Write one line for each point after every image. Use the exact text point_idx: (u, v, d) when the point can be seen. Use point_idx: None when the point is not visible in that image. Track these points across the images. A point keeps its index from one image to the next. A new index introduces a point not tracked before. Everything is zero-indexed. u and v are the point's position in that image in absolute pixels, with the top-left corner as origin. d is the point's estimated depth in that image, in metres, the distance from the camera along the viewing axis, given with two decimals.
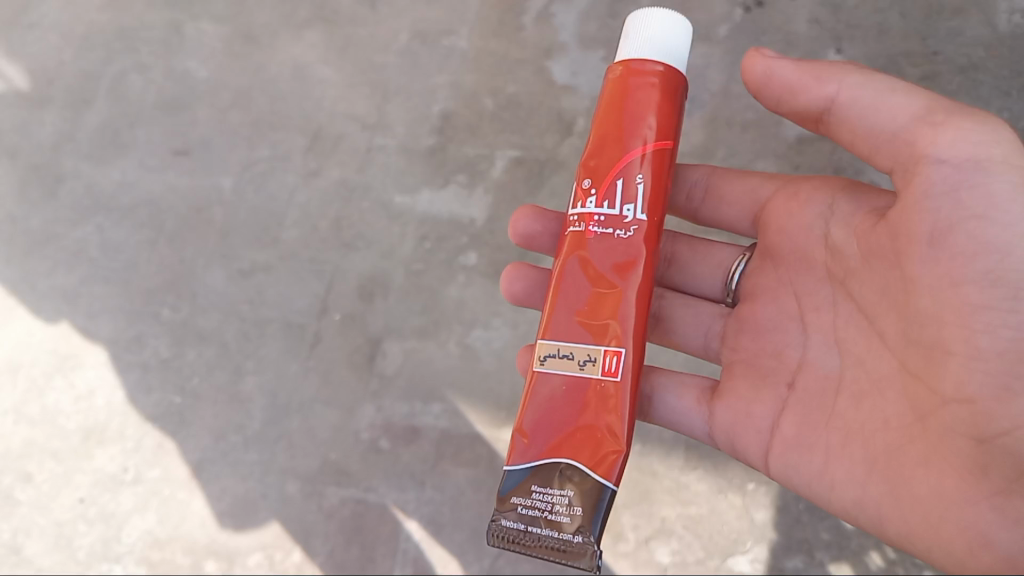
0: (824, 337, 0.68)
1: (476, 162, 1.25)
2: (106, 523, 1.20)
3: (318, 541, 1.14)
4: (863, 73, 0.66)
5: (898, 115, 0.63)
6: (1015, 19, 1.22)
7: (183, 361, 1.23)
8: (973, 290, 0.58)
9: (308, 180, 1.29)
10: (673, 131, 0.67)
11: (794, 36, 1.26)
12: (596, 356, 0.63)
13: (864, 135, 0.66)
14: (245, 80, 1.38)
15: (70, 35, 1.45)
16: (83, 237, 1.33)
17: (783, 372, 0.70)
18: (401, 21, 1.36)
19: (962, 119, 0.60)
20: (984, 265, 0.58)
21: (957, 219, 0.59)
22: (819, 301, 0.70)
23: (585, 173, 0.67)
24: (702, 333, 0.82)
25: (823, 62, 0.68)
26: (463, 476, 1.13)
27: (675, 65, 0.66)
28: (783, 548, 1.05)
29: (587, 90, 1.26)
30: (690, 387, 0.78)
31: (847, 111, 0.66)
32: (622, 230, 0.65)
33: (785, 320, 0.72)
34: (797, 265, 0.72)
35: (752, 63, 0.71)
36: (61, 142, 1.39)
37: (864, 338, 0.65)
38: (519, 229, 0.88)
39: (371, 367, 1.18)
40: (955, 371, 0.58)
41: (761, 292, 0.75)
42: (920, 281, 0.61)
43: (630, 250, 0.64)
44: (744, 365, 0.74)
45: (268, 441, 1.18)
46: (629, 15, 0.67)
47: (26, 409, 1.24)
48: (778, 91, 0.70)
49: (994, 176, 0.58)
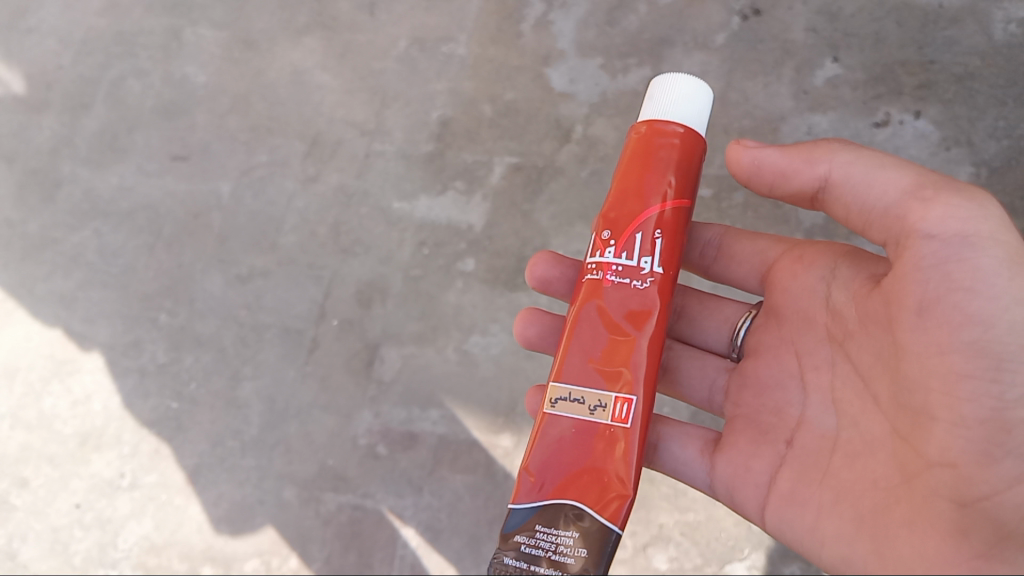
0: (822, 397, 0.68)
1: (474, 168, 1.25)
2: (102, 529, 1.19)
3: (315, 547, 1.13)
4: (852, 150, 0.66)
5: (889, 189, 0.63)
6: (1011, 28, 1.23)
7: (180, 366, 1.23)
8: (958, 359, 0.60)
9: (307, 186, 1.29)
10: (690, 190, 0.68)
11: (791, 44, 1.27)
12: (607, 402, 0.63)
13: (858, 210, 0.66)
14: (244, 85, 1.38)
15: (68, 40, 1.46)
16: (81, 241, 1.33)
17: (783, 429, 0.69)
18: (400, 28, 1.36)
19: (951, 195, 0.60)
20: (970, 335, 0.59)
21: (944, 291, 0.59)
22: (819, 361, 0.69)
23: (604, 224, 0.67)
24: (707, 387, 0.81)
25: (812, 143, 0.69)
26: (461, 482, 1.12)
27: (695, 127, 0.67)
28: (780, 555, 1.04)
29: (585, 97, 1.26)
30: (694, 438, 0.77)
31: (840, 189, 0.67)
32: (639, 281, 0.65)
33: (786, 377, 0.71)
34: (799, 325, 0.72)
35: (736, 155, 0.72)
36: (59, 147, 1.40)
37: (859, 401, 0.65)
38: (537, 274, 0.88)
39: (369, 372, 1.18)
40: (941, 436, 0.60)
41: (765, 349, 0.75)
42: (909, 348, 0.61)
43: (646, 300, 0.65)
44: (745, 420, 0.73)
45: (266, 447, 1.17)
46: (653, 79, 0.69)
47: (23, 413, 1.25)
48: (769, 177, 0.71)
49: (980, 251, 0.59)
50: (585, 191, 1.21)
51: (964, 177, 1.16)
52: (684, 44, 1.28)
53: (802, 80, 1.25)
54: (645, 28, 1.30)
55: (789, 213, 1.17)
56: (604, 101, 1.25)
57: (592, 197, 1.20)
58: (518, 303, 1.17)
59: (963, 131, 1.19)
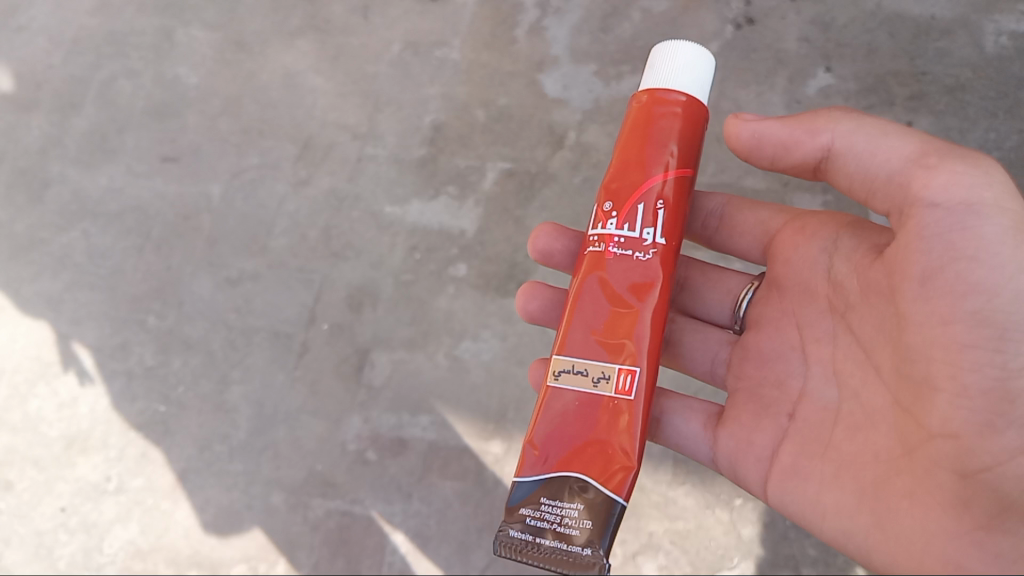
0: (824, 368, 0.68)
1: (466, 173, 1.25)
2: (87, 533, 1.18)
3: (303, 553, 1.12)
4: (854, 119, 0.66)
5: (892, 158, 0.63)
6: (1002, 41, 1.25)
7: (169, 369, 1.22)
8: (961, 330, 0.59)
9: (298, 189, 1.28)
10: (693, 159, 0.67)
11: (784, 54, 1.28)
12: (610, 374, 0.63)
13: (861, 179, 0.66)
14: (236, 88, 1.38)
15: (58, 39, 1.46)
16: (68, 242, 1.32)
17: (785, 402, 0.69)
18: (393, 32, 1.36)
19: (954, 161, 0.60)
20: (972, 305, 0.59)
21: (947, 261, 0.59)
22: (821, 332, 0.69)
23: (607, 196, 0.67)
24: (710, 359, 0.81)
25: (812, 114, 0.69)
26: (450, 489, 1.12)
27: (697, 96, 0.67)
28: (770, 564, 1.04)
29: (578, 104, 1.26)
30: (697, 412, 0.77)
31: (842, 158, 0.67)
32: (642, 253, 0.64)
33: (787, 350, 0.71)
34: (800, 298, 0.72)
35: (735, 129, 0.72)
36: (48, 147, 1.38)
37: (860, 372, 0.65)
38: (539, 246, 0.88)
39: (359, 378, 1.17)
40: (943, 407, 0.59)
41: (767, 321, 0.74)
42: (912, 318, 0.61)
43: (649, 272, 0.64)
44: (748, 393, 0.73)
45: (254, 451, 1.16)
46: (654, 48, 0.68)
47: (8, 416, 1.23)
48: (771, 151, 0.71)
49: (985, 219, 0.59)
50: (578, 198, 1.21)
51: None
52: None
53: (795, 89, 1.25)
54: (639, 35, 1.30)
55: None
56: (597, 107, 1.26)
57: (585, 204, 1.20)
58: (510, 309, 1.17)
59: (955, 142, 1.19)
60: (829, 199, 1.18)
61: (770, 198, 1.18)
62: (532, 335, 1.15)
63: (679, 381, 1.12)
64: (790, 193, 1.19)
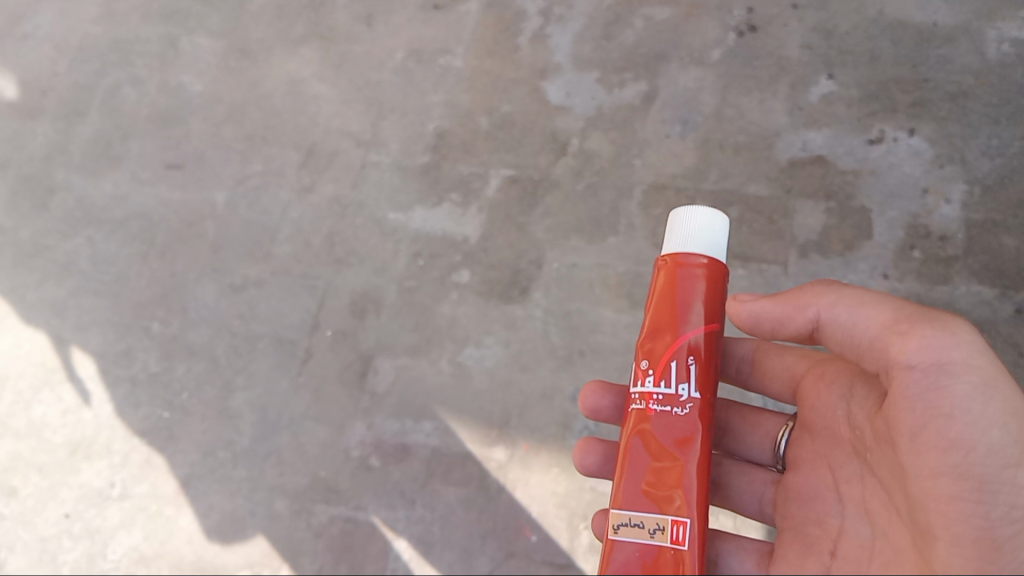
0: (856, 509, 0.61)
1: (470, 180, 1.26)
2: (91, 539, 1.17)
3: (306, 560, 1.11)
4: (835, 292, 0.64)
5: (870, 325, 0.61)
6: (1004, 47, 1.25)
7: (172, 375, 1.22)
8: (946, 482, 0.55)
9: (301, 196, 1.29)
10: (719, 316, 0.62)
11: (786, 61, 1.29)
12: (664, 526, 0.56)
13: (849, 349, 0.63)
14: (240, 95, 1.39)
15: (63, 47, 1.47)
16: (73, 249, 1.32)
17: (826, 541, 0.61)
18: (397, 40, 1.38)
19: (926, 325, 0.58)
20: (954, 459, 0.55)
21: (928, 418, 0.56)
22: (849, 473, 0.63)
23: (641, 354, 0.62)
24: (757, 500, 0.74)
25: (797, 289, 0.67)
26: (453, 495, 1.11)
27: (717, 255, 0.63)
28: None
29: (581, 111, 1.29)
30: (750, 551, 0.66)
31: (830, 330, 0.64)
32: (680, 408, 0.59)
33: (820, 491, 0.64)
34: (828, 441, 0.66)
35: (732, 310, 0.69)
36: (53, 154, 1.39)
37: (885, 513, 0.59)
38: (588, 403, 0.81)
39: (362, 384, 1.18)
40: (942, 556, 0.55)
41: (803, 463, 0.68)
42: (907, 469, 0.57)
43: (690, 426, 0.59)
44: (792, 532, 0.64)
45: (257, 458, 1.16)
46: (669, 214, 0.64)
47: (13, 422, 1.23)
48: (767, 327, 0.68)
49: (957, 379, 0.56)
50: (581, 205, 1.22)
51: (958, 195, 1.17)
52: (680, 59, 1.31)
53: (797, 97, 1.26)
54: (641, 43, 1.33)
55: (783, 229, 1.18)
56: (600, 114, 1.28)
57: (588, 211, 1.22)
58: (513, 316, 1.17)
59: (957, 149, 1.20)
60: (831, 205, 1.19)
61: (772, 205, 1.19)
62: (535, 342, 1.15)
63: None
64: (793, 199, 1.20)
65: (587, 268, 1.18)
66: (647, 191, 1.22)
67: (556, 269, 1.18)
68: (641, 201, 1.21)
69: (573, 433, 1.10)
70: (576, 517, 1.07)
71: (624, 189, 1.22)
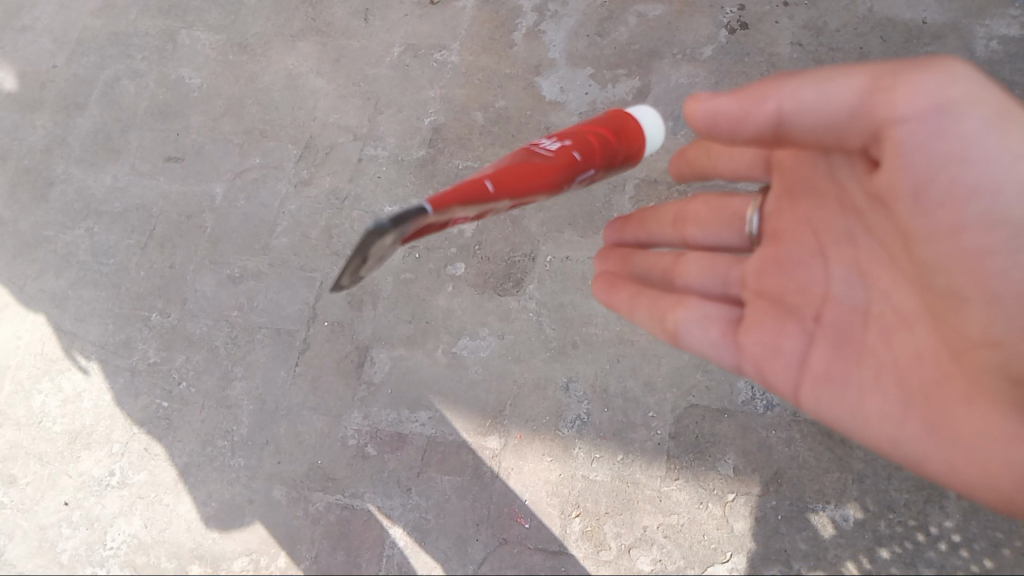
0: (848, 270, 0.72)
1: (464, 174, 1.28)
2: (90, 527, 1.16)
3: (303, 547, 1.12)
4: (798, 78, 0.66)
5: (845, 98, 0.64)
6: (992, 45, 1.28)
7: (171, 365, 1.24)
8: (972, 236, 0.65)
9: (299, 189, 1.31)
10: (589, 139, 0.75)
11: (777, 58, 1.31)
12: (497, 207, 0.67)
13: (824, 129, 0.66)
14: (238, 89, 1.40)
15: (62, 40, 1.49)
16: (73, 240, 1.34)
17: (807, 304, 0.74)
18: (393, 35, 1.41)
19: (916, 72, 0.61)
20: (978, 208, 0.63)
21: (938, 168, 0.62)
22: (838, 234, 0.73)
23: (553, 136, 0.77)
24: (721, 281, 0.81)
25: (759, 82, 0.69)
26: (448, 483, 1.13)
27: (633, 116, 0.80)
28: (761, 558, 1.06)
29: (575, 106, 1.30)
30: (714, 320, 0.77)
31: (796, 117, 0.67)
32: (539, 147, 0.73)
33: (807, 256, 0.74)
34: (815, 201, 0.74)
35: (691, 108, 0.72)
36: (52, 146, 1.40)
37: (888, 273, 0.70)
38: None
39: (359, 374, 1.20)
40: (978, 312, 0.68)
41: (783, 232, 0.77)
42: (920, 233, 0.66)
43: (519, 154, 0.71)
44: (768, 299, 0.76)
45: (256, 446, 1.18)
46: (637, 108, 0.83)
47: (13, 411, 1.24)
48: (726, 126, 0.71)
49: (964, 114, 0.61)
50: (574, 199, 1.25)
51: None
52: (672, 55, 1.33)
53: None
54: (634, 39, 1.35)
55: None
56: (593, 110, 1.30)
57: (581, 204, 1.25)
58: (507, 308, 1.20)
59: None
60: None
61: None
62: (529, 333, 1.18)
63: (674, 378, 1.14)
64: None
65: (580, 261, 1.21)
66: (639, 185, 1.25)
67: (548, 261, 1.22)
68: (633, 195, 1.24)
69: (565, 423, 1.14)
70: (568, 504, 1.11)
71: (616, 184, 1.25)
